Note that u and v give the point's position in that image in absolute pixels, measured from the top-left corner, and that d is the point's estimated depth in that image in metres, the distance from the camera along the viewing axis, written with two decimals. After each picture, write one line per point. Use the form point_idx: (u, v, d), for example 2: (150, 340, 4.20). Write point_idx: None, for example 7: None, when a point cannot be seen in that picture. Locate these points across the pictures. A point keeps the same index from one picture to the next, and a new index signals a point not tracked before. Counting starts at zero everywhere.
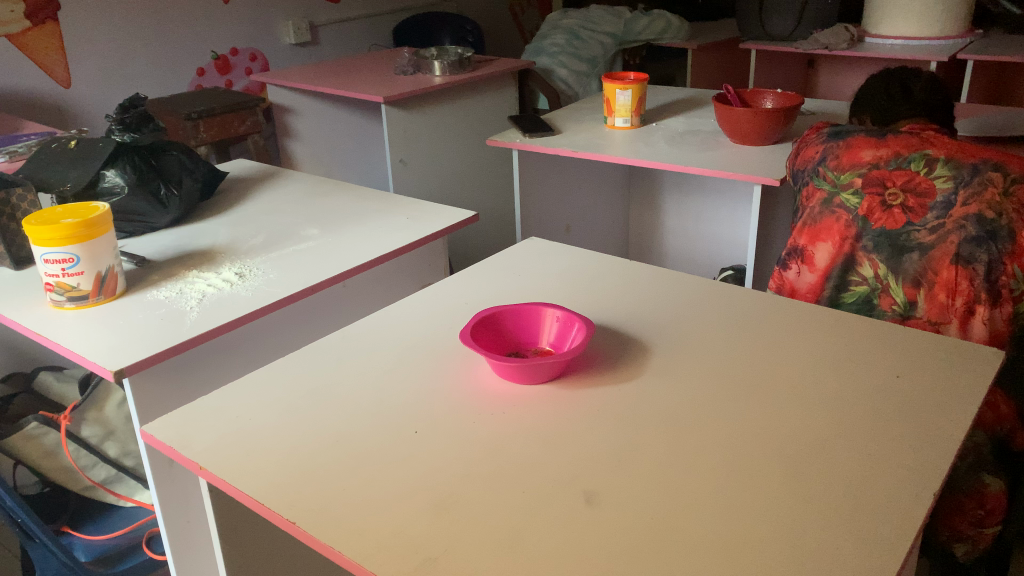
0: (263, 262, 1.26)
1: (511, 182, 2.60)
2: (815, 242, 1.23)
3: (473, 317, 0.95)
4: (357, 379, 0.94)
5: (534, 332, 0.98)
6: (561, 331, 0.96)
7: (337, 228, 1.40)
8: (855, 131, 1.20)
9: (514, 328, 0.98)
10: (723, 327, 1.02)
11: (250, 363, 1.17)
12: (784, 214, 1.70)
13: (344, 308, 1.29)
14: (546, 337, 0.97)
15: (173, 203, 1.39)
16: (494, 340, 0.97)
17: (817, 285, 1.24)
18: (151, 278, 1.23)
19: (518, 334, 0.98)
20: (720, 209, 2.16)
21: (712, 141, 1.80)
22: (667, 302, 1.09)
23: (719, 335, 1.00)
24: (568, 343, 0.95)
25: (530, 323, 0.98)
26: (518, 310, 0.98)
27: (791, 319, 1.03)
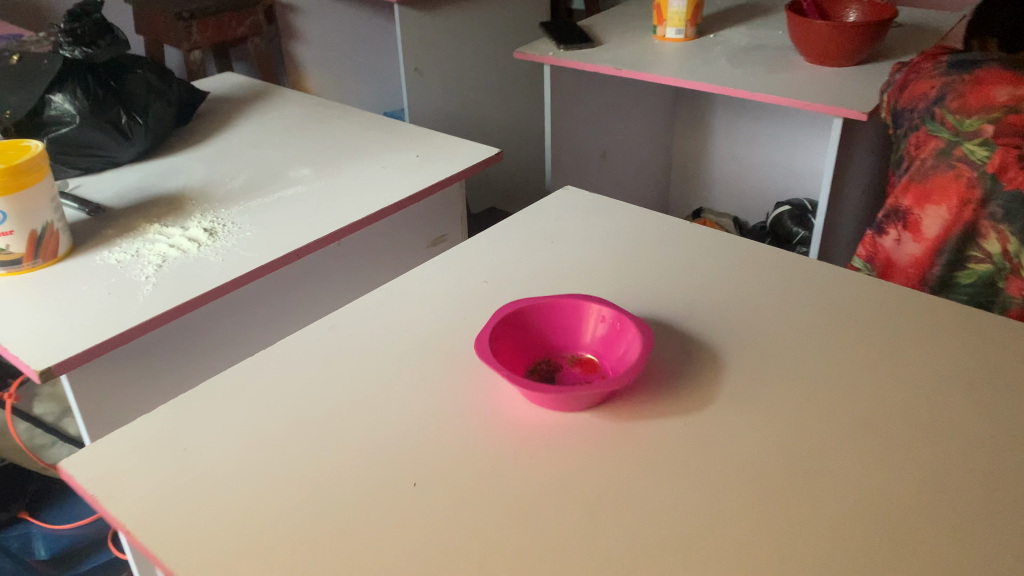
0: (240, 214, 1.04)
1: (539, 96, 2.32)
2: (923, 205, 0.98)
3: (494, 316, 0.73)
4: (343, 390, 0.73)
5: (574, 333, 0.76)
6: (610, 334, 0.74)
7: (333, 169, 1.16)
8: (985, 64, 0.96)
9: (548, 326, 0.76)
10: (816, 328, 0.79)
11: (223, 350, 0.96)
12: (865, 153, 1.44)
13: (342, 271, 1.08)
14: (590, 339, 0.76)
15: (138, 134, 1.16)
16: (521, 345, 0.75)
17: (922, 259, 0.99)
18: (105, 233, 1.01)
19: (550, 337, 0.76)
20: (778, 135, 1.94)
21: (780, 60, 1.51)
22: (739, 288, 0.86)
23: (812, 341, 0.77)
24: (619, 352, 0.73)
25: (568, 321, 0.76)
26: (553, 303, 0.75)
27: (903, 320, 0.80)
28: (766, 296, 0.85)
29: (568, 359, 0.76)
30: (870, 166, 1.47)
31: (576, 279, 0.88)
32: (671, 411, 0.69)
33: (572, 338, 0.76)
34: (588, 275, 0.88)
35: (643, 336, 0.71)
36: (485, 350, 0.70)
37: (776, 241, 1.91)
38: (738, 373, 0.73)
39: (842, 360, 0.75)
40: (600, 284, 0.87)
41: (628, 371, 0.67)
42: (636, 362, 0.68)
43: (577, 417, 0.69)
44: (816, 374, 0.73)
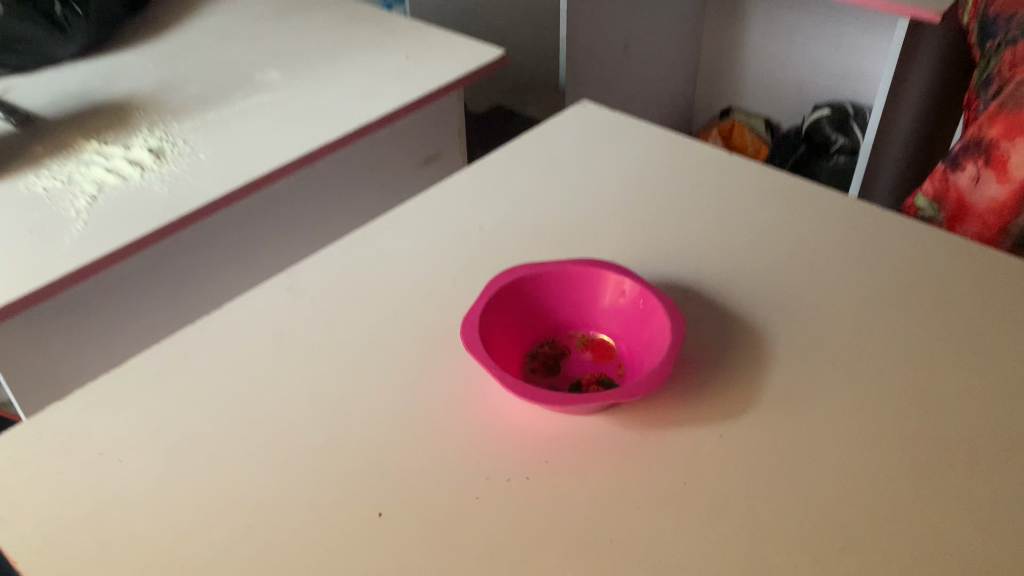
0: (195, 130, 0.88)
1: None
2: (1015, 138, 0.81)
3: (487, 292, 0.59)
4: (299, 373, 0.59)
5: (587, 305, 0.62)
6: (632, 311, 0.60)
7: (307, 73, 0.99)
8: None
9: (554, 296, 0.62)
10: (883, 304, 0.64)
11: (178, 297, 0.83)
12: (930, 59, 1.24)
13: (316, 200, 0.92)
14: (605, 314, 0.62)
15: (76, 28, 0.99)
16: (522, 323, 0.61)
17: (1005, 204, 0.83)
18: (36, 151, 0.85)
19: (558, 311, 0.62)
20: (823, 29, 1.72)
21: None
22: (786, 242, 0.71)
23: (877, 321, 0.63)
24: (641, 334, 0.60)
25: (580, 291, 0.62)
26: (561, 270, 0.61)
27: (990, 294, 0.65)
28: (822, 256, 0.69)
29: (579, 338, 0.62)
30: (933, 76, 1.28)
31: (588, 228, 0.73)
32: (702, 419, 0.56)
33: (584, 310, 0.63)
34: (602, 223, 0.73)
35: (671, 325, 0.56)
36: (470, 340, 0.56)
37: (810, 149, 1.73)
38: (786, 367, 0.59)
39: (919, 350, 0.61)
40: (616, 235, 0.72)
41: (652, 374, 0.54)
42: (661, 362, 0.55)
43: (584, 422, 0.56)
44: (884, 368, 0.59)
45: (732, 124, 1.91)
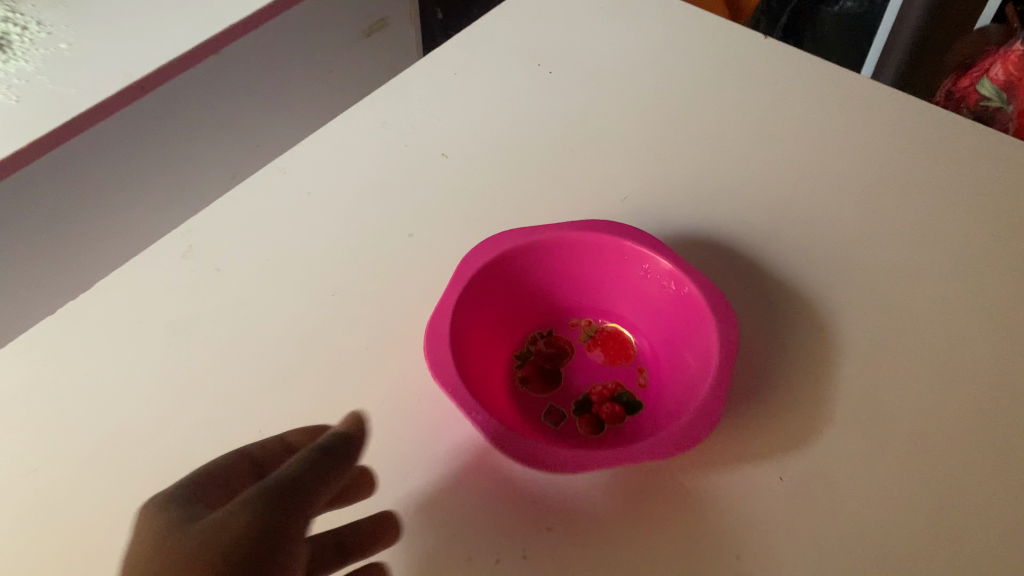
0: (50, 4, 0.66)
1: None
2: None
3: (458, 277, 0.43)
4: (206, 389, 0.44)
5: (596, 286, 0.49)
6: (656, 302, 0.47)
7: None
8: None
9: (553, 277, 0.48)
10: (978, 259, 0.49)
11: (57, 231, 0.66)
12: None
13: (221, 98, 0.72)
14: (620, 298, 0.49)
15: None
16: (512, 314, 0.48)
17: None
18: None
19: (559, 295, 0.49)
20: None
21: None
22: (844, 166, 0.54)
23: (973, 286, 0.48)
24: (666, 332, 0.47)
25: (587, 269, 0.48)
26: (562, 243, 0.45)
27: None
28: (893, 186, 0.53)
29: (585, 328, 0.50)
30: None
31: (582, 155, 0.55)
32: (752, 447, 0.42)
33: (593, 292, 0.49)
34: (601, 143, 0.56)
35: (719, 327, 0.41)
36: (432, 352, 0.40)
37: None
38: (860, 363, 0.44)
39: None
40: (621, 161, 0.55)
41: (699, 406, 0.38)
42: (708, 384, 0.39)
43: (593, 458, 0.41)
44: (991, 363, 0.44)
45: None
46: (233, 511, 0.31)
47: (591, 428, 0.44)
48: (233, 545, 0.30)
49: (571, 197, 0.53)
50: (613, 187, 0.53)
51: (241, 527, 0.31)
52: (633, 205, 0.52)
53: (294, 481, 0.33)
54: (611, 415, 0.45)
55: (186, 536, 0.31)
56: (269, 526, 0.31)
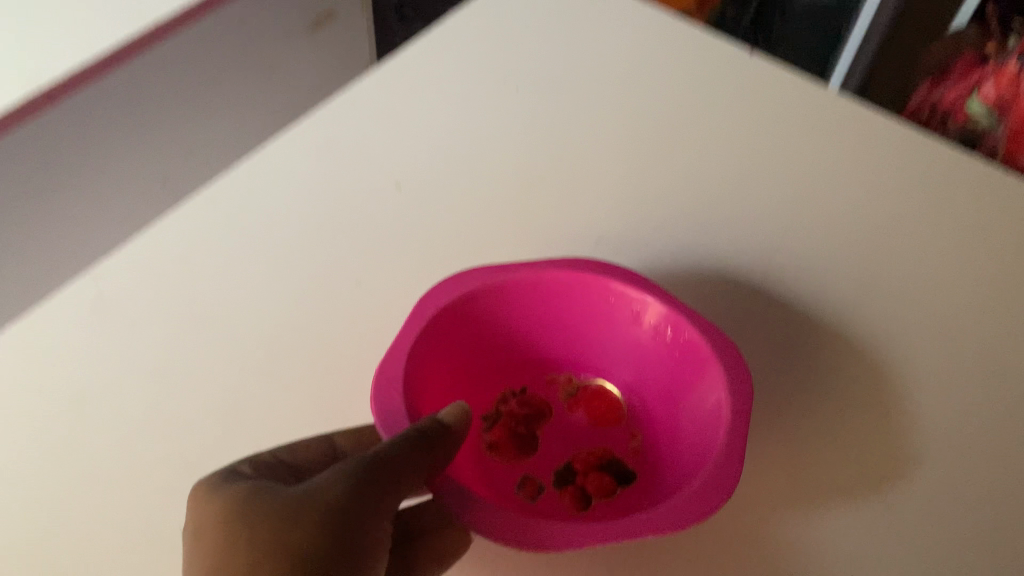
0: None
1: None
2: None
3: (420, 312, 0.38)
4: (107, 481, 0.38)
5: (575, 336, 0.45)
6: (646, 356, 0.43)
7: None
8: None
9: (528, 324, 0.44)
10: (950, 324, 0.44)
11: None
12: None
13: (139, 106, 0.64)
14: (602, 353, 0.45)
15: None
16: (480, 367, 0.44)
17: None
18: None
19: (531, 346, 0.45)
20: None
21: None
22: (837, 201, 0.49)
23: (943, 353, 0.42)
24: (658, 394, 0.44)
25: (564, 316, 0.44)
26: (543, 282, 0.41)
27: None
28: (890, 226, 0.48)
29: (561, 386, 0.46)
30: None
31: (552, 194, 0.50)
32: (720, 534, 0.37)
33: (566, 345, 0.45)
34: (574, 177, 0.51)
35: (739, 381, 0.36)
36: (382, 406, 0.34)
37: None
38: (840, 428, 0.40)
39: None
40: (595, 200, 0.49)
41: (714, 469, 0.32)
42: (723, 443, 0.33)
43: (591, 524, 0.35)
44: (987, 427, 0.40)
45: None
46: (330, 480, 0.30)
47: (576, 501, 0.41)
48: (329, 515, 0.29)
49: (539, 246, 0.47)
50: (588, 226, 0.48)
51: (334, 500, 0.29)
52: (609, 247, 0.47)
53: (399, 456, 0.31)
54: (597, 485, 0.41)
55: (271, 499, 0.29)
56: (361, 504, 0.29)
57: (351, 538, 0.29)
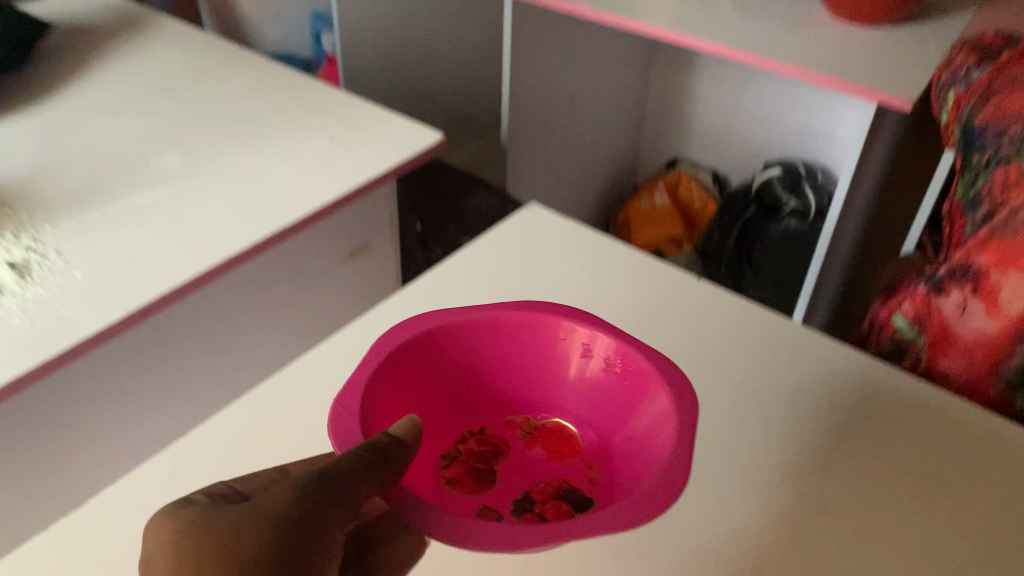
0: (72, 235, 0.74)
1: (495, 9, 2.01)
2: (1007, 269, 0.72)
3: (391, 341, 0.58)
4: None
5: (532, 379, 0.66)
6: (586, 385, 0.64)
7: (210, 156, 0.86)
8: None
9: (493, 368, 0.66)
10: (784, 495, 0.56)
11: (52, 431, 0.70)
12: (883, 154, 1.20)
13: (204, 320, 0.80)
14: (551, 388, 0.67)
15: None
16: (445, 402, 0.65)
17: (994, 341, 0.74)
18: None
19: (494, 388, 0.67)
20: (775, 90, 1.67)
21: (799, 13, 1.22)
22: (743, 402, 0.63)
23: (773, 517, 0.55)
24: (595, 413, 0.65)
25: (521, 360, 0.66)
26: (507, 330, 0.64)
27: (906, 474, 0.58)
28: (776, 423, 0.61)
29: (519, 424, 0.66)
30: (875, 183, 1.26)
31: None
32: None
33: (519, 390, 0.67)
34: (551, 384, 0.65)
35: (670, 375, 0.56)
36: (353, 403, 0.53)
37: (760, 209, 1.66)
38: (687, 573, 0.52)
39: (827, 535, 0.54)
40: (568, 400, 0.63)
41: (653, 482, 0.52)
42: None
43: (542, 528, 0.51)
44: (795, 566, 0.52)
45: (679, 178, 1.85)
46: (287, 492, 0.42)
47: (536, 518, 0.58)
48: (281, 515, 0.41)
49: None
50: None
51: (285, 505, 0.41)
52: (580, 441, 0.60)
53: (343, 473, 0.43)
54: (554, 512, 0.58)
55: (233, 512, 0.41)
56: (307, 506, 0.42)
57: (299, 529, 0.41)
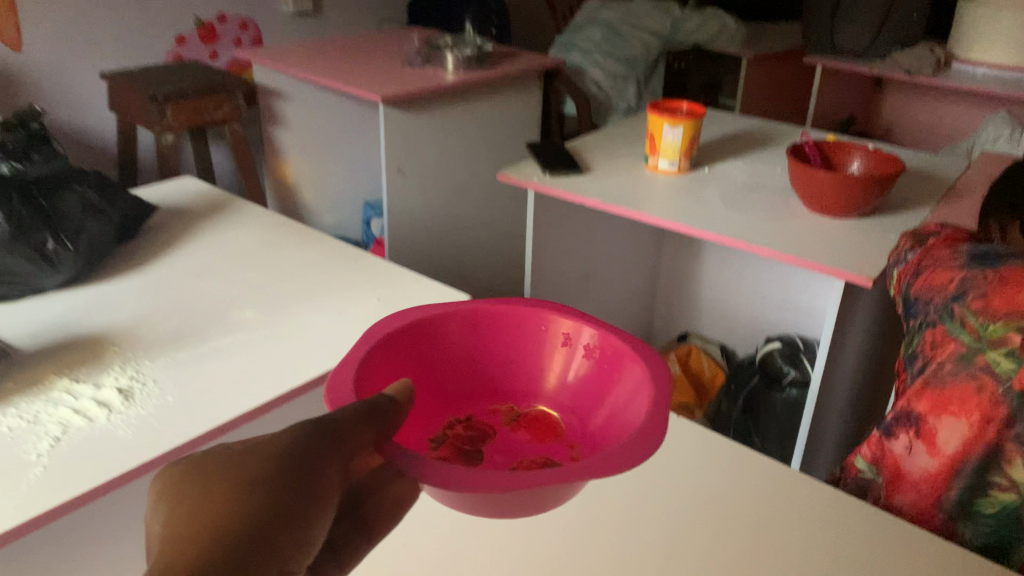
0: (165, 368, 0.92)
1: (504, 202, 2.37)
2: (940, 415, 0.86)
3: (392, 322, 0.70)
4: None
5: (516, 370, 0.77)
6: (565, 373, 0.76)
7: (279, 311, 1.05)
8: (1014, 260, 0.86)
9: (483, 359, 0.77)
10: None
11: None
12: (860, 329, 1.36)
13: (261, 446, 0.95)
14: (533, 379, 0.77)
15: (65, 261, 1.04)
16: (437, 392, 0.74)
17: (936, 477, 0.86)
18: (6, 385, 0.87)
19: (478, 382, 0.77)
20: (772, 272, 1.87)
21: (779, 206, 1.42)
22: (692, 536, 0.78)
23: None
24: (571, 398, 0.75)
25: (504, 354, 0.76)
26: (495, 322, 0.76)
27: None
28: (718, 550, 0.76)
29: (505, 411, 0.77)
30: (856, 354, 1.41)
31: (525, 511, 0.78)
32: None
33: (502, 385, 0.77)
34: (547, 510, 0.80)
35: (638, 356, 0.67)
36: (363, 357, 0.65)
37: (763, 380, 1.81)
38: None
39: None
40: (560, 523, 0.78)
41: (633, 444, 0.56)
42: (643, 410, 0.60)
43: (526, 498, 0.56)
44: None
45: (689, 350, 2.00)
46: (301, 441, 0.51)
47: None
48: (294, 462, 0.50)
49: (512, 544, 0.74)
50: (555, 542, 0.77)
51: (301, 453, 0.50)
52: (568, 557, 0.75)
53: (340, 422, 0.52)
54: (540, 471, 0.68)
55: (254, 457, 0.50)
56: (315, 453, 0.50)
57: (309, 470, 0.50)
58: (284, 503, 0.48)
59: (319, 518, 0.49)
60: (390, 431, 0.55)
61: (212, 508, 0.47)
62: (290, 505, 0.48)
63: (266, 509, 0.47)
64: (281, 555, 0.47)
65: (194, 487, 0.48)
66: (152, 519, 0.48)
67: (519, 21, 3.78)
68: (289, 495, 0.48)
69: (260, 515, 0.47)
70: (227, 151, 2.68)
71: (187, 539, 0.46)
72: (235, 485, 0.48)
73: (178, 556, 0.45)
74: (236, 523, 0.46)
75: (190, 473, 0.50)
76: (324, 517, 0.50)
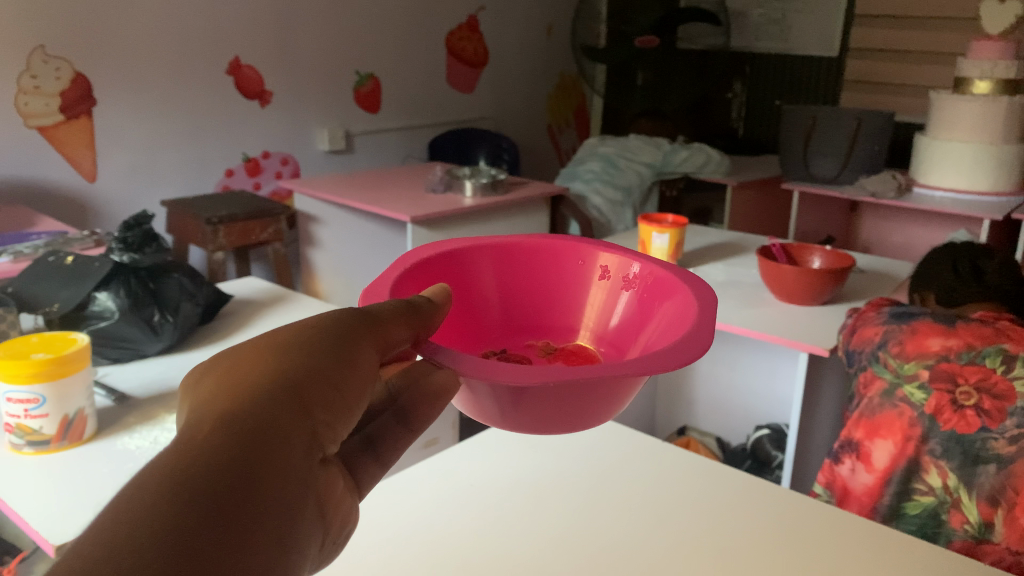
0: None
1: None
2: (873, 439, 1.13)
3: (428, 249, 0.79)
4: None
5: (557, 305, 0.86)
6: (608, 305, 0.84)
7: None
8: (921, 316, 1.13)
9: (525, 293, 0.85)
10: (695, 547, 0.90)
11: None
12: (832, 398, 1.58)
13: None
14: (573, 316, 0.86)
15: (166, 330, 1.29)
16: (469, 321, 0.82)
17: (874, 488, 1.12)
18: (126, 419, 1.10)
19: (516, 319, 0.85)
20: (759, 365, 2.09)
21: (753, 297, 1.68)
22: (681, 506, 0.98)
23: (694, 553, 0.89)
24: (610, 332, 0.83)
25: (540, 291, 0.86)
26: (533, 258, 0.85)
27: (780, 544, 0.91)
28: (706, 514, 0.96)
29: (542, 344, 0.84)
30: (832, 424, 1.62)
31: (549, 500, 0.99)
32: None
33: (539, 322, 0.86)
34: (562, 500, 0.99)
35: (679, 279, 0.75)
36: (415, 262, 0.76)
37: (756, 464, 2.02)
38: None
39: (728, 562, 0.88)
40: (571, 506, 0.97)
41: (681, 349, 0.61)
42: (692, 324, 0.66)
43: (575, 388, 0.63)
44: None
45: (687, 443, 2.13)
46: (341, 319, 0.59)
47: None
48: (332, 333, 0.58)
49: (537, 520, 0.95)
50: (567, 519, 0.95)
51: (337, 327, 0.58)
52: (579, 531, 0.93)
53: (379, 313, 0.60)
54: None
55: (297, 329, 0.58)
56: (350, 331, 0.59)
57: (346, 342, 0.58)
58: (319, 371, 0.55)
59: (353, 390, 0.56)
60: (429, 328, 0.62)
61: (250, 369, 0.54)
62: (329, 376, 0.55)
63: (304, 373, 0.54)
64: (318, 415, 0.54)
65: (232, 356, 0.55)
66: (190, 391, 0.54)
67: (528, 158, 4.19)
68: (324, 365, 0.56)
69: (297, 375, 0.54)
70: (268, 269, 2.98)
71: (227, 388, 0.52)
72: (275, 350, 0.56)
73: (219, 398, 0.51)
74: (274, 380, 0.53)
75: (230, 349, 0.57)
76: (358, 394, 0.57)
